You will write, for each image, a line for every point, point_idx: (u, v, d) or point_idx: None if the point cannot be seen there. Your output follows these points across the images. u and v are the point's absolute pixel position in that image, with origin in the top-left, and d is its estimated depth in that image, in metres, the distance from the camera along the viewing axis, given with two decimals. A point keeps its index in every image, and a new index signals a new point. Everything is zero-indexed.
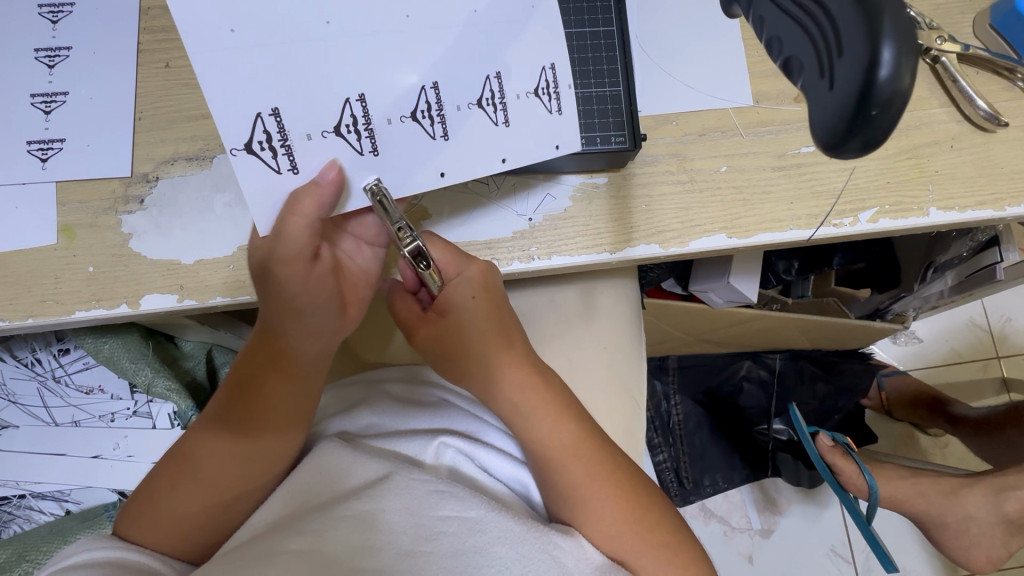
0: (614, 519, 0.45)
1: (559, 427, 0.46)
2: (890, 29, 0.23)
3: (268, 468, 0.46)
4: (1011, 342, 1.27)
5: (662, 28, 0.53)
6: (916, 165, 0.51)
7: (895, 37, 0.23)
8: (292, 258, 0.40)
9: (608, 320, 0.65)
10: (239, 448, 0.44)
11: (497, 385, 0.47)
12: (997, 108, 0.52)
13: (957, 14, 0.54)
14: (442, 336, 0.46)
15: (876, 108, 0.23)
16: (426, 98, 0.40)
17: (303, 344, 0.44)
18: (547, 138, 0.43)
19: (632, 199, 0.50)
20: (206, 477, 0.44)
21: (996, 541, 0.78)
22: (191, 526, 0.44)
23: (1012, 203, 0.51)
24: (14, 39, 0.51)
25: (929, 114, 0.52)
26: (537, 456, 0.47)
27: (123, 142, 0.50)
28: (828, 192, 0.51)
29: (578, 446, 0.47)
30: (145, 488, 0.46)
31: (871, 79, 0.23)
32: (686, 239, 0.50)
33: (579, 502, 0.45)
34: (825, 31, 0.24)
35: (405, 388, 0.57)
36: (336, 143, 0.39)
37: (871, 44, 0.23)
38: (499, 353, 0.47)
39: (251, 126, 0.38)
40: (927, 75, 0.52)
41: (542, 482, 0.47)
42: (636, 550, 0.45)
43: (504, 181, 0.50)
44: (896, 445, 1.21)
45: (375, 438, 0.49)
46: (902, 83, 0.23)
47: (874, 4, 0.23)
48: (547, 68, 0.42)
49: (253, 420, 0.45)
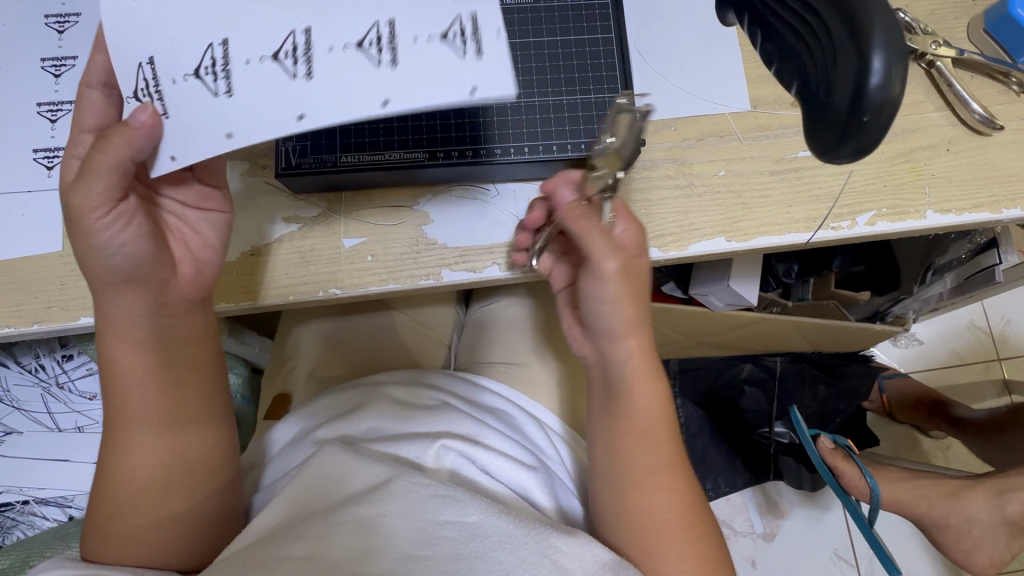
0: (668, 517, 0.45)
1: (663, 410, 0.46)
2: (880, 39, 0.23)
3: (207, 463, 0.45)
4: (1011, 344, 1.27)
5: (661, 35, 0.54)
6: (912, 168, 0.52)
7: (886, 47, 0.23)
8: (107, 230, 0.37)
9: None
10: (173, 447, 0.44)
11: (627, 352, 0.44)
12: (992, 112, 0.53)
13: (952, 19, 0.55)
14: (597, 295, 0.42)
15: (866, 116, 0.24)
16: (293, 40, 0.34)
17: (129, 302, 0.41)
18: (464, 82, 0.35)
19: (632, 204, 0.50)
20: (128, 477, 0.43)
21: (998, 543, 0.77)
22: (149, 546, 0.42)
23: (1008, 206, 0.51)
24: (20, 49, 0.52)
25: (925, 118, 0.52)
26: (627, 433, 0.46)
27: None
28: (825, 195, 0.51)
29: (659, 435, 0.46)
30: (89, 514, 0.43)
31: (861, 88, 0.23)
32: (685, 243, 0.50)
33: (638, 490, 0.45)
34: (817, 44, 0.25)
35: (406, 391, 0.57)
36: (270, 68, 0.34)
37: (861, 54, 0.23)
38: (635, 318, 0.43)
39: (199, 54, 0.35)
40: (923, 80, 0.53)
41: (611, 461, 0.47)
42: (670, 551, 0.44)
43: (504, 188, 0.51)
44: (897, 448, 1.21)
45: (381, 442, 0.49)
46: (892, 90, 0.23)
47: (864, 14, 0.24)
48: (464, 17, 0.35)
49: (169, 417, 0.43)
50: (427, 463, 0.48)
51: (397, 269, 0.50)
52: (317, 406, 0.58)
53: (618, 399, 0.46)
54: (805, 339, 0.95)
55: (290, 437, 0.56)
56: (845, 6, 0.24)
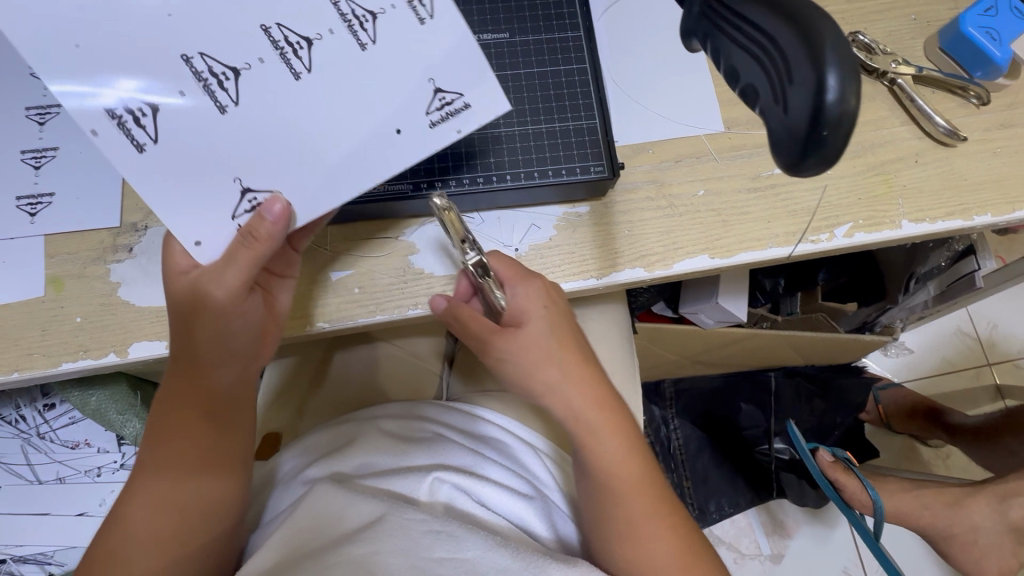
0: (667, 557, 0.45)
1: (627, 460, 0.46)
2: (833, 58, 0.24)
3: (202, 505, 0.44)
4: (999, 349, 1.31)
5: (636, 64, 0.56)
6: (885, 181, 0.53)
7: (838, 64, 0.24)
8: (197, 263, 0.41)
9: (599, 348, 0.66)
10: (186, 493, 0.44)
11: (568, 410, 0.45)
12: (956, 124, 0.55)
13: (909, 39, 0.57)
14: (523, 354, 0.44)
15: (826, 130, 0.24)
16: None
17: (221, 375, 0.43)
18: (121, 108, 0.35)
19: (615, 226, 0.51)
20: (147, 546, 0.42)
21: (1005, 551, 0.72)
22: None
23: (978, 213, 0.53)
24: (7, 100, 0.53)
25: (893, 132, 0.54)
26: (603, 487, 0.46)
27: (112, 191, 0.51)
28: (802, 211, 0.52)
29: (639, 481, 0.46)
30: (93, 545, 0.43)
31: (819, 103, 0.24)
32: (669, 262, 0.51)
33: (633, 536, 0.45)
34: (784, 93, 0.26)
35: (400, 424, 0.56)
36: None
37: (816, 71, 0.24)
38: (568, 376, 0.45)
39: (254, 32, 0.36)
40: (887, 97, 0.56)
41: (596, 516, 0.46)
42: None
43: (488, 216, 0.52)
44: (898, 458, 1.22)
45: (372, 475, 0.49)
46: (848, 105, 0.24)
47: (817, 35, 0.25)
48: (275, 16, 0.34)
49: (178, 446, 0.43)
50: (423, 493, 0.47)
51: (386, 300, 0.50)
52: (312, 438, 0.56)
53: (585, 452, 0.46)
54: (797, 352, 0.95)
55: (274, 479, 0.55)
56: (799, 28, 0.25)
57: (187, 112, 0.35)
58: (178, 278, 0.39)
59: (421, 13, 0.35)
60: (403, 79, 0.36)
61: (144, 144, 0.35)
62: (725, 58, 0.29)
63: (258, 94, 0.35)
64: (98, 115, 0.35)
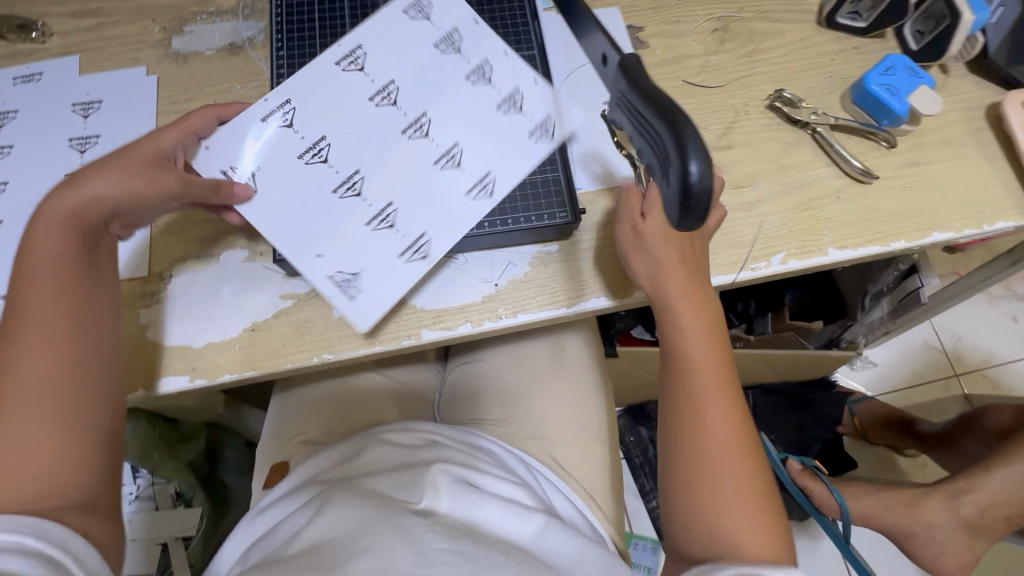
0: (728, 450, 0.51)
1: (715, 358, 0.54)
2: (694, 145, 0.28)
3: (74, 290, 0.49)
4: (963, 360, 1.39)
5: (595, 121, 0.65)
6: (812, 215, 0.62)
7: (697, 152, 0.28)
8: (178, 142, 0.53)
9: (576, 371, 0.73)
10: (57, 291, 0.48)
11: (672, 295, 0.54)
12: (870, 164, 0.64)
13: (827, 93, 0.67)
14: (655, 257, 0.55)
15: (692, 203, 0.28)
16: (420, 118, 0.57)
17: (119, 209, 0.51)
18: (279, 105, 0.56)
19: (581, 261, 0.59)
20: (33, 384, 0.45)
21: (962, 546, 0.78)
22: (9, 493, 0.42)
23: (894, 240, 0.61)
24: (48, 169, 0.61)
25: (817, 173, 0.63)
26: (686, 371, 0.54)
27: (140, 245, 0.58)
28: (742, 243, 0.60)
29: (720, 382, 0.53)
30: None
31: (685, 183, 0.28)
32: (629, 290, 0.58)
33: (700, 421, 0.52)
34: (671, 184, 0.29)
35: (400, 434, 0.63)
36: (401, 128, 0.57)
37: (682, 157, 0.28)
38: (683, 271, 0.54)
39: (367, 182, 0.55)
40: (811, 143, 0.65)
41: (670, 401, 0.54)
42: (739, 510, 0.50)
43: (472, 256, 0.59)
44: (875, 469, 1.27)
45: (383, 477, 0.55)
46: (711, 183, 0.28)
47: (681, 126, 0.28)
48: (355, 176, 0.55)
49: (59, 347, 0.47)
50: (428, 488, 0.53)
51: (384, 332, 0.56)
52: (314, 458, 0.63)
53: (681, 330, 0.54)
54: (768, 367, 1.03)
55: (286, 483, 0.61)
56: (668, 122, 0.29)
57: (254, 128, 0.55)
58: (158, 154, 0.52)
59: (473, 197, 0.56)
60: (347, 201, 0.55)
61: (263, 116, 0.56)
62: (637, 151, 0.33)
63: (276, 155, 0.55)
64: (273, 97, 0.56)
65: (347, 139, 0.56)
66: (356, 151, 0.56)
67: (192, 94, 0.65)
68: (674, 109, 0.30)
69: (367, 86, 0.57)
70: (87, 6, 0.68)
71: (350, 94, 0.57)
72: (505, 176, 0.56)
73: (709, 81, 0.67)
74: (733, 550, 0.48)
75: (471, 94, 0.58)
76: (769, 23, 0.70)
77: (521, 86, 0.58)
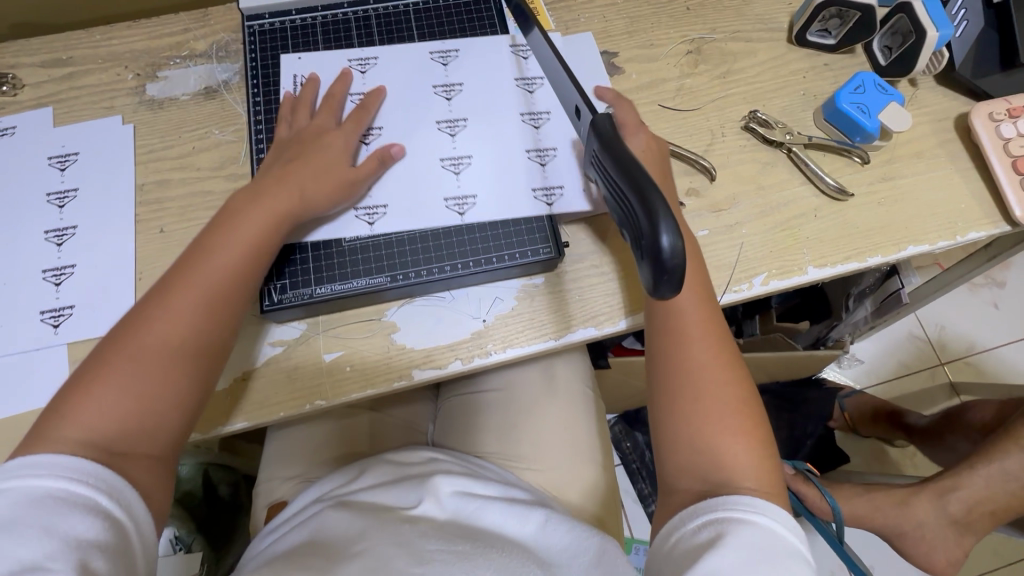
0: (715, 377, 0.53)
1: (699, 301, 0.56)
2: (666, 219, 0.29)
3: (234, 303, 0.50)
4: (948, 349, 1.42)
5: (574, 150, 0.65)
6: (791, 235, 0.63)
7: (670, 225, 0.29)
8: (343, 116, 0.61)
9: (567, 394, 0.74)
10: (220, 267, 0.50)
11: None
12: (845, 181, 0.65)
13: (801, 112, 0.68)
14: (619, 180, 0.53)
15: (664, 272, 0.29)
16: (453, 124, 0.62)
17: (304, 178, 0.55)
18: (366, 58, 0.65)
19: (567, 292, 0.60)
20: (163, 336, 0.47)
21: (951, 543, 0.80)
22: (90, 427, 0.43)
23: (871, 255, 0.63)
24: (28, 225, 0.60)
25: (794, 192, 0.65)
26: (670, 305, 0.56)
27: (126, 298, 0.58)
28: (724, 266, 0.61)
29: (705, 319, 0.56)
30: (103, 350, 0.47)
31: (656, 253, 0.29)
32: (616, 318, 0.59)
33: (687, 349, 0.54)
34: (643, 253, 0.31)
35: (401, 455, 0.67)
36: (436, 129, 0.62)
37: (653, 228, 0.29)
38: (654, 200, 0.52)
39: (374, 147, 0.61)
40: (787, 162, 0.66)
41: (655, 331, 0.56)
42: (718, 430, 0.52)
43: (459, 292, 0.60)
44: (867, 462, 1.29)
45: (384, 490, 0.59)
46: (680, 255, 0.29)
47: (653, 200, 0.30)
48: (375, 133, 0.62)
49: (204, 297, 0.49)
50: (428, 492, 0.57)
51: (375, 375, 0.57)
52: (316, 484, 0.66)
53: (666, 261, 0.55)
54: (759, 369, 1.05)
55: (291, 507, 0.64)
56: (641, 192, 0.30)
57: (322, 64, 0.64)
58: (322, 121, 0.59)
59: (447, 205, 0.59)
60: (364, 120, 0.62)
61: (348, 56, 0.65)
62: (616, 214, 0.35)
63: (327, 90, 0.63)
64: (372, 52, 0.65)
65: (399, 114, 0.63)
66: (395, 113, 0.63)
67: (171, 141, 0.64)
68: (642, 180, 0.31)
69: (447, 81, 0.64)
70: (60, 55, 0.67)
71: (432, 92, 0.64)
72: (483, 206, 0.59)
73: (685, 104, 0.68)
74: (718, 472, 0.50)
75: (516, 127, 0.63)
76: (741, 43, 0.71)
77: (561, 149, 0.62)
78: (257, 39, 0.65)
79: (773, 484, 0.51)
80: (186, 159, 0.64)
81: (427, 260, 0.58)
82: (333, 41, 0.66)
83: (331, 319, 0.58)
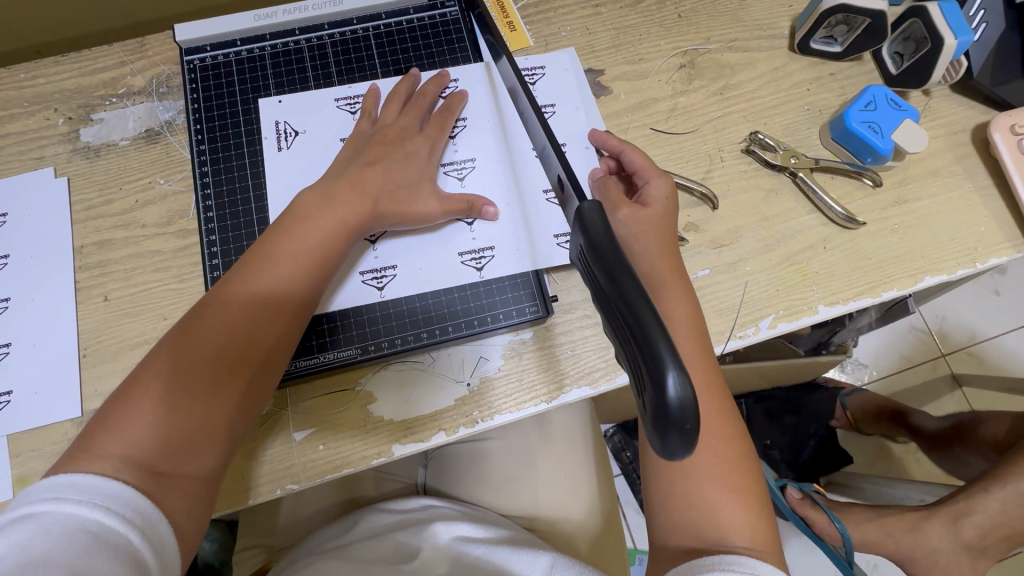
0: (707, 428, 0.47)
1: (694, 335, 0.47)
2: (672, 366, 0.26)
3: (297, 310, 0.47)
4: (950, 341, 1.39)
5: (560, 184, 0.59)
6: (799, 270, 0.58)
7: (676, 373, 0.25)
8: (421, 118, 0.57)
9: (564, 438, 0.70)
10: (284, 277, 0.46)
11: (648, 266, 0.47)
12: (854, 207, 0.60)
13: (805, 129, 0.63)
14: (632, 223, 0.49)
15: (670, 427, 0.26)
16: (464, 166, 0.58)
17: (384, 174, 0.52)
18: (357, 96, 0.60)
19: (557, 348, 0.55)
20: (232, 335, 0.44)
21: (966, 569, 0.77)
22: (134, 442, 0.39)
23: (885, 288, 0.58)
24: None
25: (801, 221, 0.59)
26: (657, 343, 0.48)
27: (69, 379, 0.52)
28: (727, 309, 0.56)
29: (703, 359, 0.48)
30: (169, 342, 0.43)
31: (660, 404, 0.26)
32: (613, 374, 0.54)
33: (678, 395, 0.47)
34: (647, 398, 0.27)
35: (395, 502, 0.64)
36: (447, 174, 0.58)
37: (657, 376, 0.26)
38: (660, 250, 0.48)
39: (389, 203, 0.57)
40: (792, 187, 0.60)
41: None
42: (709, 487, 0.46)
43: (440, 353, 0.54)
44: (871, 462, 1.27)
45: (377, 541, 0.57)
46: (689, 407, 0.26)
47: (652, 344, 0.26)
48: None
49: (274, 305, 0.46)
50: (425, 542, 0.55)
51: (351, 453, 0.51)
52: (305, 541, 0.62)
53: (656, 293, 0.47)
54: (761, 378, 1.02)
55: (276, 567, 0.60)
56: (642, 332, 0.27)
57: (304, 107, 0.59)
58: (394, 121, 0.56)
59: (463, 260, 0.55)
60: None
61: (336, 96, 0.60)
62: (604, 319, 0.32)
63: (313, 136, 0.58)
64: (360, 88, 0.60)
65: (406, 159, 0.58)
66: None
67: (111, 194, 0.58)
68: (644, 315, 0.28)
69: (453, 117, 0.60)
70: None
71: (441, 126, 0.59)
72: (501, 259, 0.55)
73: (680, 127, 0.62)
74: (714, 532, 0.44)
75: (531, 164, 0.59)
76: (738, 54, 0.65)
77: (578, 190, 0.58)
78: (197, 78, 0.60)
79: (772, 542, 0.46)
80: (129, 214, 0.57)
81: (416, 322, 0.54)
82: (285, 75, 0.60)
83: (301, 390, 0.53)
